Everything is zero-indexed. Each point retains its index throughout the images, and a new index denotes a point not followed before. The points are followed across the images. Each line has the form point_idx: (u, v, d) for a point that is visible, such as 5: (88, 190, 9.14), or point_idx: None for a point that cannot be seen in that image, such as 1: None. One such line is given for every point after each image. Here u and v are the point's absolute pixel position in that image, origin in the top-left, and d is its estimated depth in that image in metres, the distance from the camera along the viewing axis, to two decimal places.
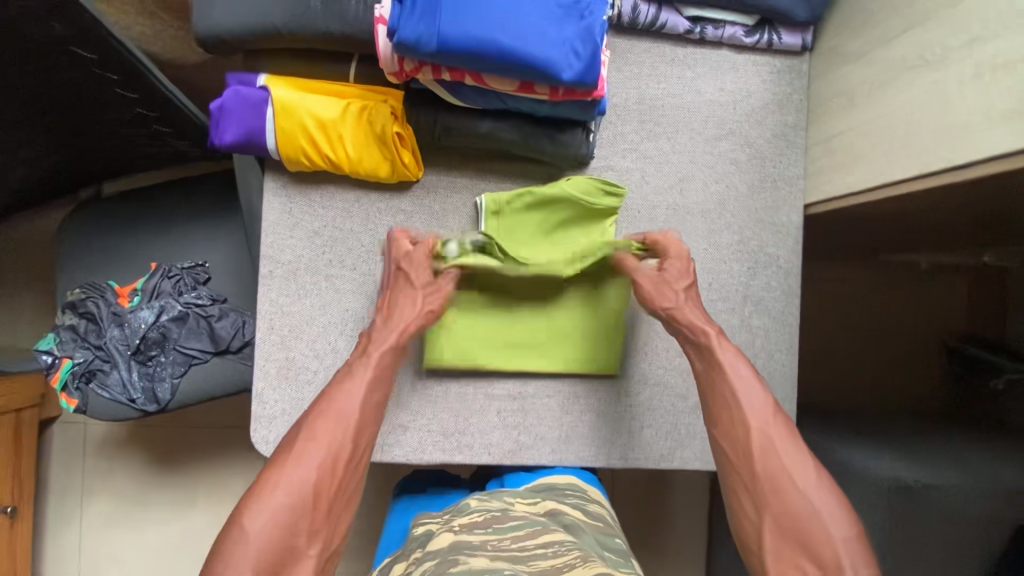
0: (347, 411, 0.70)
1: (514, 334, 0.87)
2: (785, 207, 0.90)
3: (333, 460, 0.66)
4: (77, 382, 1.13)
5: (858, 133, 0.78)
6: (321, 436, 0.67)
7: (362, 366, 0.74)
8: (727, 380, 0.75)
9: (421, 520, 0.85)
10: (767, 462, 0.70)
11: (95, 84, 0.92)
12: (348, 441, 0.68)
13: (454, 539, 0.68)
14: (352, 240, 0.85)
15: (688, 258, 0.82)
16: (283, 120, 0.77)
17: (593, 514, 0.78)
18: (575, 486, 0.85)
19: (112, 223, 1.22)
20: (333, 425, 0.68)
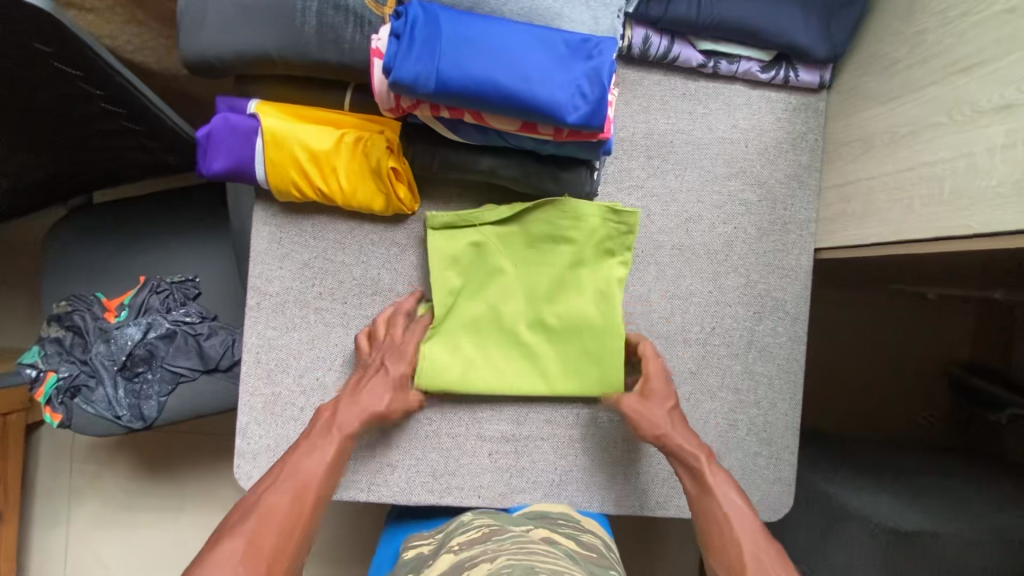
0: (309, 480, 0.70)
1: (499, 360, 0.82)
2: (795, 250, 0.86)
3: (291, 527, 0.65)
4: (61, 397, 1.11)
5: (876, 183, 0.75)
6: (276, 508, 0.66)
7: (329, 440, 0.73)
8: (717, 504, 0.73)
9: (411, 542, 0.87)
10: None
11: (81, 98, 0.88)
12: (303, 513, 0.67)
13: (455, 560, 0.71)
14: (344, 273, 0.82)
15: (666, 375, 0.81)
16: (274, 150, 0.74)
17: (587, 545, 0.75)
18: (568, 516, 0.82)
19: (100, 233, 1.19)
20: (289, 494, 0.68)
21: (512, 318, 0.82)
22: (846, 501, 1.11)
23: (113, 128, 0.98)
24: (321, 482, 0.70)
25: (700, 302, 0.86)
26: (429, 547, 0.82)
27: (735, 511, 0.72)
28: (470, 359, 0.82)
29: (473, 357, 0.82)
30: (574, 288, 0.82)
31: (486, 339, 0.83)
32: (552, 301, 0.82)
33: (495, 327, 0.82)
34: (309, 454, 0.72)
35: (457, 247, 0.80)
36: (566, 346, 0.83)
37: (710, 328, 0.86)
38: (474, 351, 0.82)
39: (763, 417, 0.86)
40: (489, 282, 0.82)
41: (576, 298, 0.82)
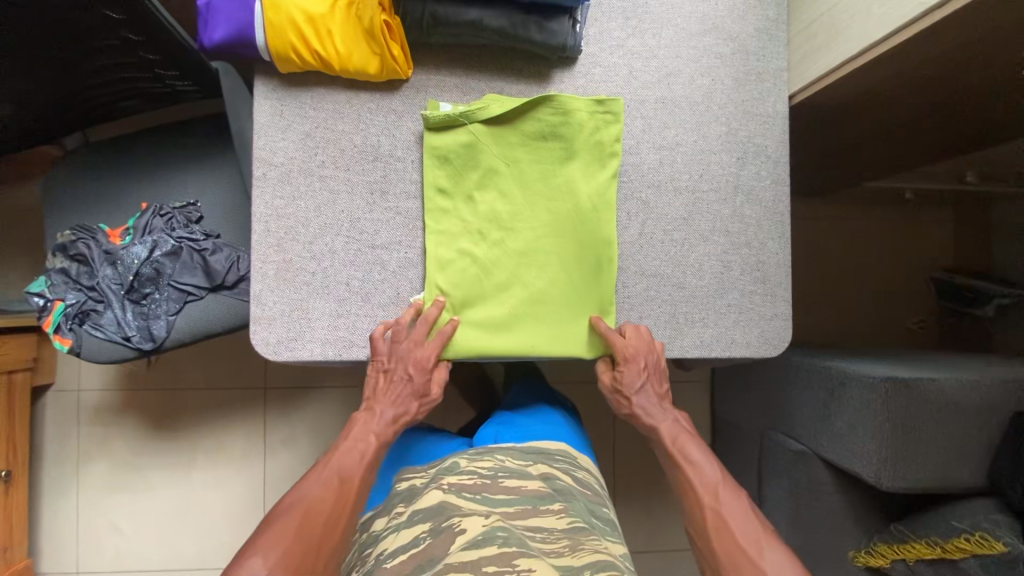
0: (350, 474, 0.78)
1: (496, 283, 0.86)
2: (770, 98, 0.92)
3: (335, 512, 0.74)
4: (70, 323, 1.12)
5: (839, 9, 0.80)
6: (319, 501, 0.74)
7: (365, 436, 0.82)
8: (684, 462, 0.83)
9: (405, 475, 0.97)
10: (725, 540, 0.75)
11: (83, 8, 0.90)
12: (346, 505, 0.75)
13: (443, 500, 0.82)
14: (345, 141, 0.85)
15: (649, 359, 0.86)
16: (271, 14, 0.77)
17: (581, 480, 0.94)
18: (565, 452, 1.01)
19: (101, 169, 1.22)
20: (336, 481, 0.77)
21: (518, 253, 0.87)
22: (846, 366, 1.15)
23: (109, 43, 0.99)
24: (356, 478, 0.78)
25: (686, 152, 0.90)
26: (423, 480, 0.92)
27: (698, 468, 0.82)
28: (476, 326, 0.86)
29: (473, 316, 0.86)
30: (570, 183, 0.87)
31: (485, 235, 0.86)
32: (552, 198, 0.87)
33: (505, 267, 0.86)
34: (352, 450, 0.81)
35: (450, 145, 0.85)
36: (569, 283, 0.87)
37: (698, 175, 0.90)
38: (489, 310, 0.86)
39: (753, 257, 0.90)
40: (490, 181, 0.86)
41: (579, 212, 0.87)
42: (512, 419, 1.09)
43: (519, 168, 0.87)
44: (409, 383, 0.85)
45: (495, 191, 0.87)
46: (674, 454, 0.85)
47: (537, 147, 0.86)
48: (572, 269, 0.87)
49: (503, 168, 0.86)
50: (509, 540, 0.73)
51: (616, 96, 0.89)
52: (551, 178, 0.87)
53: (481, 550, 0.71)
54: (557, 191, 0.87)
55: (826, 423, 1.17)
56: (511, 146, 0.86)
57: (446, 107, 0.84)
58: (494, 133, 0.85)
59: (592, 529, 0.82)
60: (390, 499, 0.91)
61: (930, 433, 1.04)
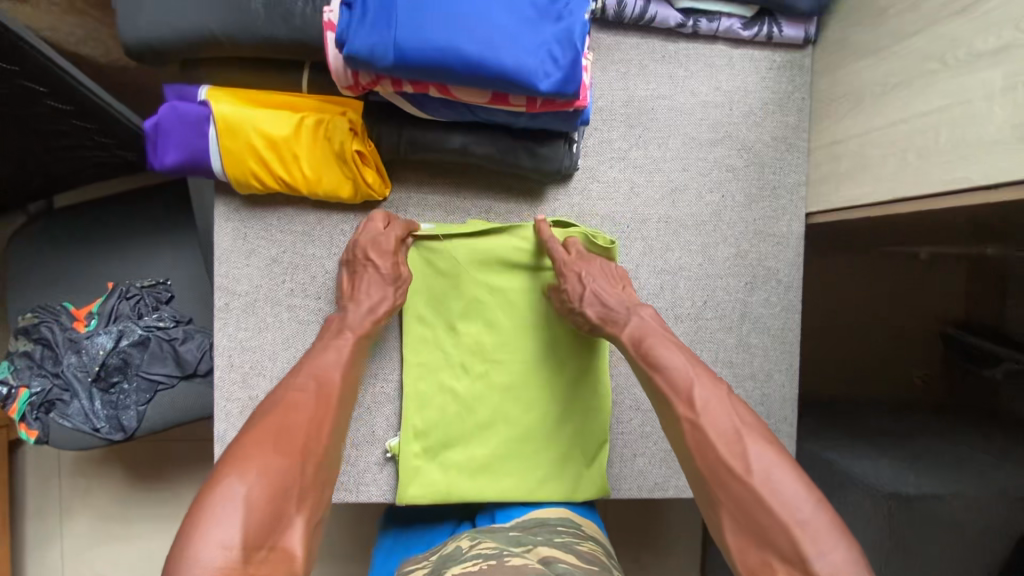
0: (333, 378, 0.64)
1: (478, 417, 0.80)
2: (785, 215, 0.83)
3: (320, 418, 0.60)
4: (35, 413, 1.06)
5: (868, 140, 0.71)
6: (298, 409, 0.60)
7: (338, 336, 0.69)
8: (658, 363, 0.67)
9: (404, 568, 0.82)
10: (707, 456, 0.60)
11: (24, 100, 0.82)
12: (328, 415, 0.61)
13: None
14: (316, 267, 0.78)
15: (616, 271, 0.76)
16: (228, 140, 0.69)
17: (585, 555, 0.70)
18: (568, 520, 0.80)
19: (63, 242, 1.13)
20: (311, 385, 0.63)
21: (504, 388, 0.80)
22: (847, 468, 1.10)
23: (61, 129, 0.91)
24: (345, 380, 0.65)
25: (690, 276, 0.82)
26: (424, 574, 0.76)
27: (675, 367, 0.65)
28: (456, 469, 0.79)
29: (454, 460, 0.80)
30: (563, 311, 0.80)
31: (467, 369, 0.80)
32: (540, 328, 0.80)
33: (489, 404, 0.80)
34: (325, 352, 0.67)
35: (431, 275, 0.78)
36: (560, 423, 0.81)
37: (702, 302, 0.83)
38: (470, 451, 0.80)
39: (758, 389, 0.84)
40: (474, 308, 0.79)
41: (570, 341, 0.80)
42: None
43: (505, 297, 0.79)
44: (382, 270, 0.73)
45: (483, 321, 0.79)
46: (640, 361, 0.68)
47: (523, 277, 0.79)
48: (564, 404, 0.81)
49: (486, 297, 0.79)
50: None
51: (614, 223, 0.81)
52: (541, 309, 0.80)
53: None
54: (547, 322, 0.80)
55: None
56: (495, 275, 0.79)
57: (428, 227, 0.77)
58: (478, 260, 0.78)
59: None
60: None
61: (930, 551, 1.00)
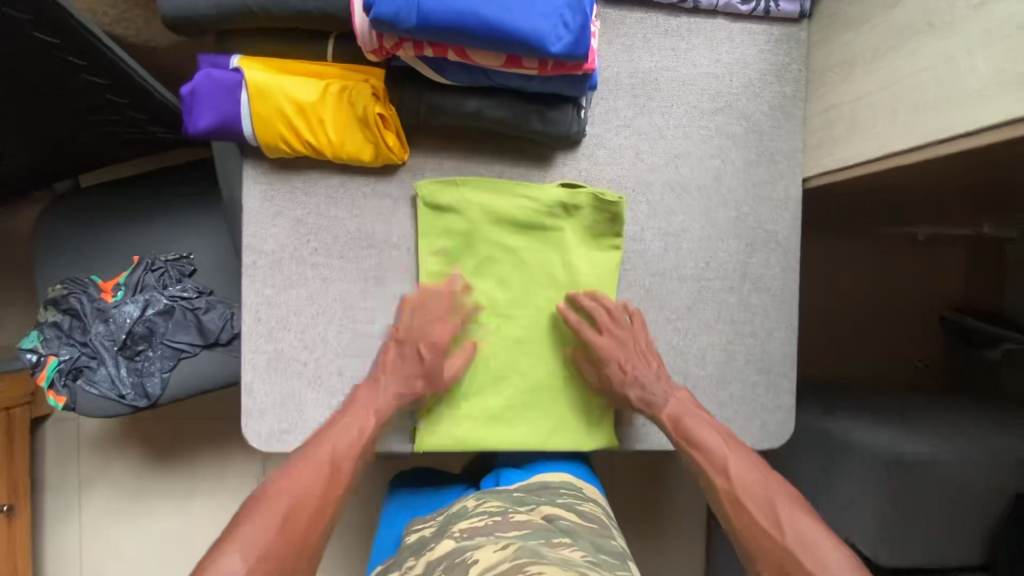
0: (332, 456, 0.73)
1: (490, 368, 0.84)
2: (783, 181, 0.88)
3: (314, 495, 0.69)
4: (64, 379, 1.11)
5: (861, 103, 0.75)
6: (302, 480, 0.70)
7: (347, 413, 0.78)
8: (697, 438, 0.78)
9: (414, 526, 0.90)
10: (747, 522, 0.71)
11: (63, 72, 0.87)
12: (329, 491, 0.71)
13: (457, 544, 0.74)
14: (338, 228, 0.82)
15: (644, 345, 0.84)
16: (259, 104, 0.73)
17: (586, 515, 0.83)
18: (569, 485, 0.92)
19: (91, 218, 1.18)
20: (311, 464, 0.72)
21: (516, 342, 0.84)
22: (847, 435, 1.13)
23: (94, 104, 0.96)
24: (348, 458, 0.74)
25: (693, 238, 0.87)
26: (432, 529, 0.85)
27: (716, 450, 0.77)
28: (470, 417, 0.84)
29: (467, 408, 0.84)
30: (572, 266, 0.84)
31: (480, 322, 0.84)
32: (549, 286, 0.85)
33: (501, 357, 0.84)
34: (335, 427, 0.76)
35: (444, 234, 0.83)
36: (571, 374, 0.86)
37: (704, 264, 0.87)
38: (483, 402, 0.84)
39: (759, 346, 0.88)
40: (488, 265, 0.84)
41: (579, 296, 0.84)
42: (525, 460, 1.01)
43: (515, 257, 0.84)
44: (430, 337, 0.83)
45: (494, 277, 0.84)
46: (677, 440, 0.79)
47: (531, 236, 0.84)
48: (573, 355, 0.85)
49: (496, 256, 0.84)
50: (522, 552, 0.65)
51: (619, 189, 0.85)
52: (550, 268, 0.85)
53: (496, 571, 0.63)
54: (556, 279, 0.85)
55: (824, 488, 1.16)
56: (504, 234, 0.83)
57: (439, 186, 0.81)
58: (488, 220, 0.82)
59: (603, 563, 0.70)
60: (400, 553, 0.84)
61: (927, 510, 1.03)
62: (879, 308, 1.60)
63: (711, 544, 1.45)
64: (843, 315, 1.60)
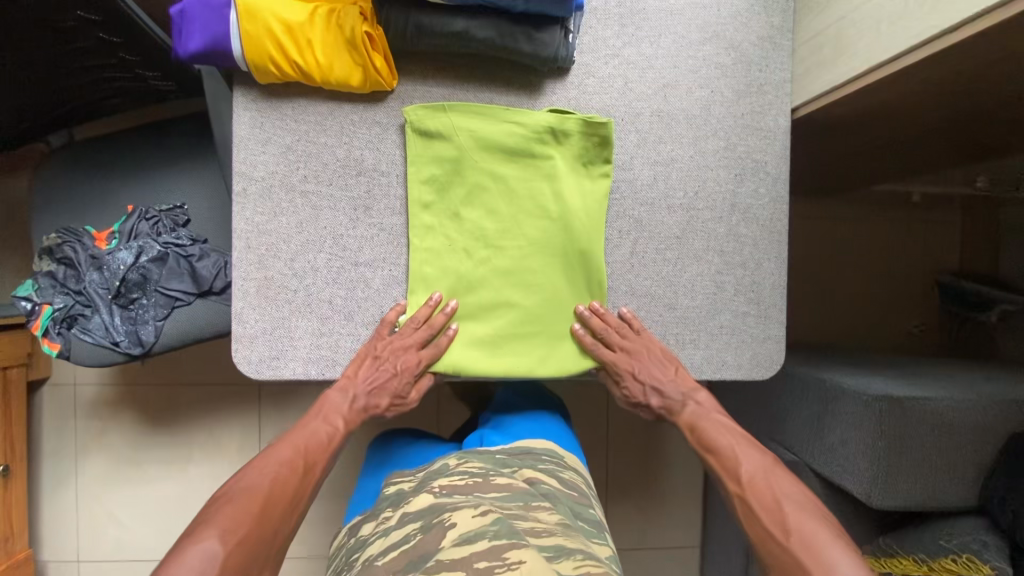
0: (299, 450, 0.79)
1: (481, 296, 0.85)
2: (771, 111, 0.88)
3: (284, 482, 0.74)
4: (58, 327, 1.11)
5: (846, 22, 0.76)
6: (273, 469, 0.74)
7: (317, 415, 0.84)
8: (709, 437, 0.84)
9: (393, 479, 0.91)
10: (758, 526, 0.73)
11: (56, 8, 0.87)
12: (296, 480, 0.75)
13: (434, 502, 0.74)
14: (327, 155, 0.82)
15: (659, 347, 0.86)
16: (247, 23, 0.74)
17: (568, 483, 0.85)
18: (552, 451, 0.93)
19: (86, 170, 1.19)
20: (282, 456, 0.77)
21: (506, 271, 0.85)
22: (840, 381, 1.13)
23: (87, 44, 0.97)
24: (314, 453, 0.80)
25: (682, 168, 0.87)
26: (411, 483, 0.86)
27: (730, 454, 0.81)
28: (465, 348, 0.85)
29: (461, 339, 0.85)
30: (561, 193, 0.84)
31: (472, 249, 0.85)
32: (539, 214, 0.85)
33: (491, 286, 0.85)
34: (306, 431, 0.82)
35: (434, 161, 0.83)
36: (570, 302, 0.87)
37: (693, 193, 0.87)
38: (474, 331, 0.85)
39: (749, 276, 0.88)
40: (478, 194, 0.84)
41: (569, 223, 0.85)
42: (508, 420, 1.02)
43: (504, 184, 0.84)
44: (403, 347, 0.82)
45: (483, 206, 0.84)
46: (695, 446, 0.85)
47: (521, 164, 0.84)
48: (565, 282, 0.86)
49: (487, 183, 0.84)
50: (502, 532, 0.64)
51: (609, 117, 0.85)
52: (540, 195, 0.85)
53: (472, 547, 0.61)
54: (545, 206, 0.85)
55: (818, 436, 1.16)
56: (495, 163, 0.83)
57: (428, 112, 0.81)
58: (478, 147, 0.83)
59: (578, 530, 0.73)
60: (378, 504, 0.85)
61: (921, 450, 1.03)
62: (875, 272, 1.59)
63: (708, 506, 1.44)
64: (839, 278, 1.59)
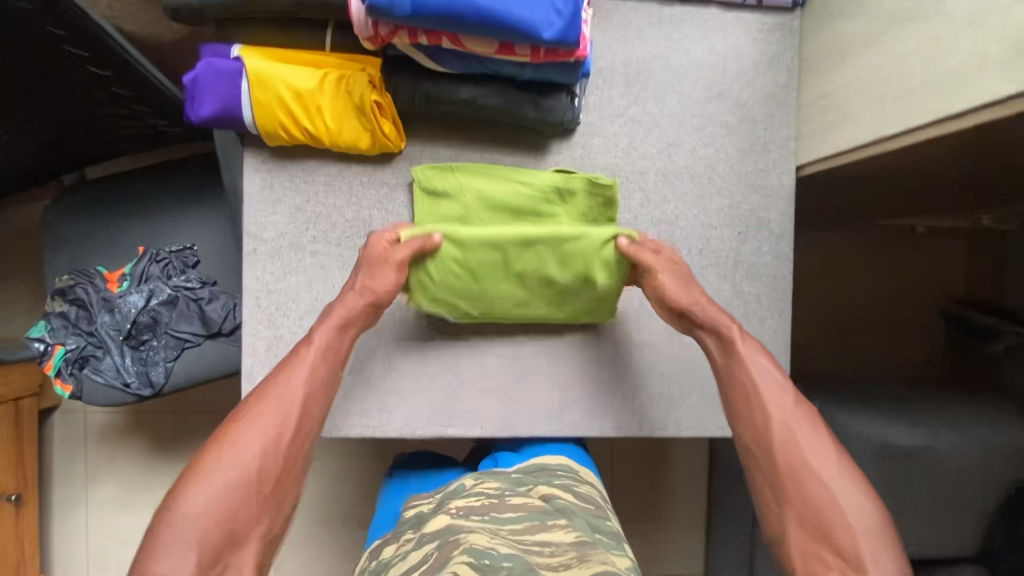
0: (292, 392, 0.67)
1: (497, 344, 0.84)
2: (776, 169, 0.88)
3: (277, 439, 0.64)
4: (71, 368, 1.13)
5: (851, 89, 0.76)
6: (263, 418, 0.64)
7: (308, 344, 0.72)
8: (746, 369, 0.71)
9: (412, 502, 0.88)
10: (789, 453, 0.65)
11: (70, 63, 0.90)
12: (292, 429, 0.65)
13: (450, 522, 0.69)
14: (336, 215, 0.84)
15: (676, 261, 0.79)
16: (258, 92, 0.75)
17: (585, 496, 0.78)
18: (566, 466, 0.86)
19: (97, 210, 1.21)
20: (276, 403, 0.66)
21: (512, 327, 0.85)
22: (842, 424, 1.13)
23: (99, 95, 0.98)
24: (310, 393, 0.69)
25: (686, 226, 0.87)
26: (430, 506, 0.82)
27: (766, 377, 0.70)
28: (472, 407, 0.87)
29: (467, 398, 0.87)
30: None
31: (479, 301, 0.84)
32: None
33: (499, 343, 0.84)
34: (293, 366, 0.70)
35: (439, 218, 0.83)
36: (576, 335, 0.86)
37: (697, 251, 0.88)
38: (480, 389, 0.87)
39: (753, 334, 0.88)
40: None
41: None
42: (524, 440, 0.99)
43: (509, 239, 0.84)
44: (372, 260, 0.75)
45: None
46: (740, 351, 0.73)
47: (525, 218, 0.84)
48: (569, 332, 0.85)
49: None
50: (517, 566, 0.58)
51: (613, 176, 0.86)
52: None
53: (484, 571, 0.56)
54: None
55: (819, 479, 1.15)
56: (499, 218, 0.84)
57: (433, 172, 0.83)
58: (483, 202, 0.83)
59: (594, 543, 0.66)
60: (398, 528, 0.81)
61: (921, 497, 1.03)
62: (879, 304, 1.59)
63: (711, 541, 1.44)
64: (843, 310, 1.59)
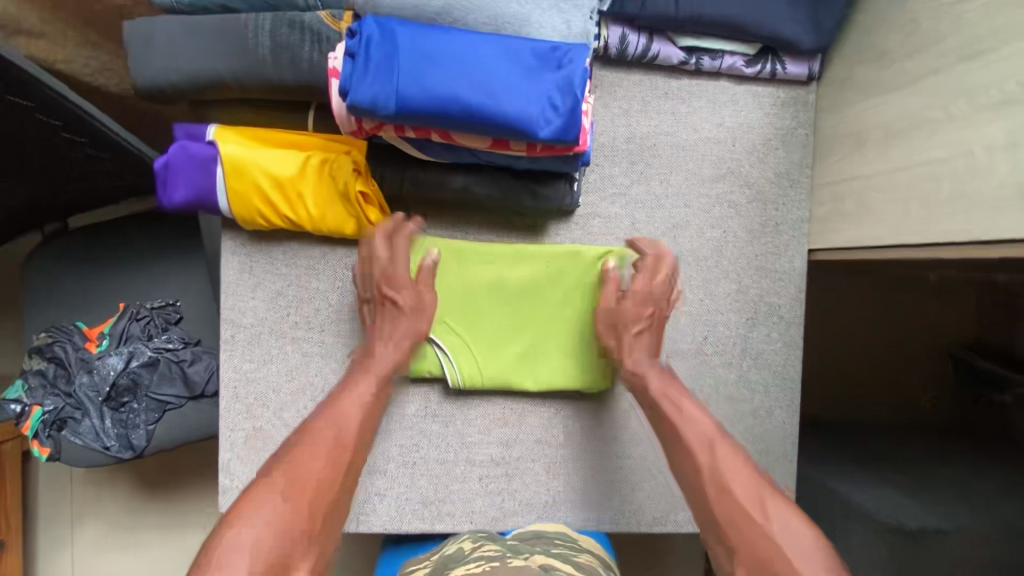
0: (345, 425, 0.66)
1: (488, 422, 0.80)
2: (788, 251, 0.83)
3: (330, 468, 0.62)
4: (49, 430, 1.06)
5: (871, 182, 0.71)
6: (318, 449, 0.63)
7: (355, 382, 0.71)
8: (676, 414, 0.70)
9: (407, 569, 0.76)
10: (726, 504, 0.62)
11: (41, 131, 0.85)
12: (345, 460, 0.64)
13: None
14: (319, 300, 0.79)
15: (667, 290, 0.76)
16: (234, 180, 0.70)
17: (583, 567, 0.69)
18: (564, 534, 0.79)
19: (78, 262, 1.16)
20: (330, 436, 0.65)
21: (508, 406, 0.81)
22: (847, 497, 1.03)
23: (75, 157, 0.93)
24: (360, 425, 0.68)
25: (691, 312, 0.83)
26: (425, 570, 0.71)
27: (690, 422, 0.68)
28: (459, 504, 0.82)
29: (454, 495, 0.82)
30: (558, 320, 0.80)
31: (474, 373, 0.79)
32: (540, 341, 0.80)
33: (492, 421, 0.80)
34: (343, 399, 0.69)
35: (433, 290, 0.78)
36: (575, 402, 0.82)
37: (702, 338, 0.83)
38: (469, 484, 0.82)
39: (760, 425, 0.84)
40: (471, 318, 0.79)
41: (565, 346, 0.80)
42: None
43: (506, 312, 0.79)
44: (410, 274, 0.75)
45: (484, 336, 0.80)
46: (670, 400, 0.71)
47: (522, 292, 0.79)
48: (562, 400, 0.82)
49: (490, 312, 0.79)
50: None
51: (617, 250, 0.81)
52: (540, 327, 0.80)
53: None
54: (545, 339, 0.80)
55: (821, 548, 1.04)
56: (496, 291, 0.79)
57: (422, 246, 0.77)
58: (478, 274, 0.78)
59: None
60: None
61: None
62: None
63: None
64: None
